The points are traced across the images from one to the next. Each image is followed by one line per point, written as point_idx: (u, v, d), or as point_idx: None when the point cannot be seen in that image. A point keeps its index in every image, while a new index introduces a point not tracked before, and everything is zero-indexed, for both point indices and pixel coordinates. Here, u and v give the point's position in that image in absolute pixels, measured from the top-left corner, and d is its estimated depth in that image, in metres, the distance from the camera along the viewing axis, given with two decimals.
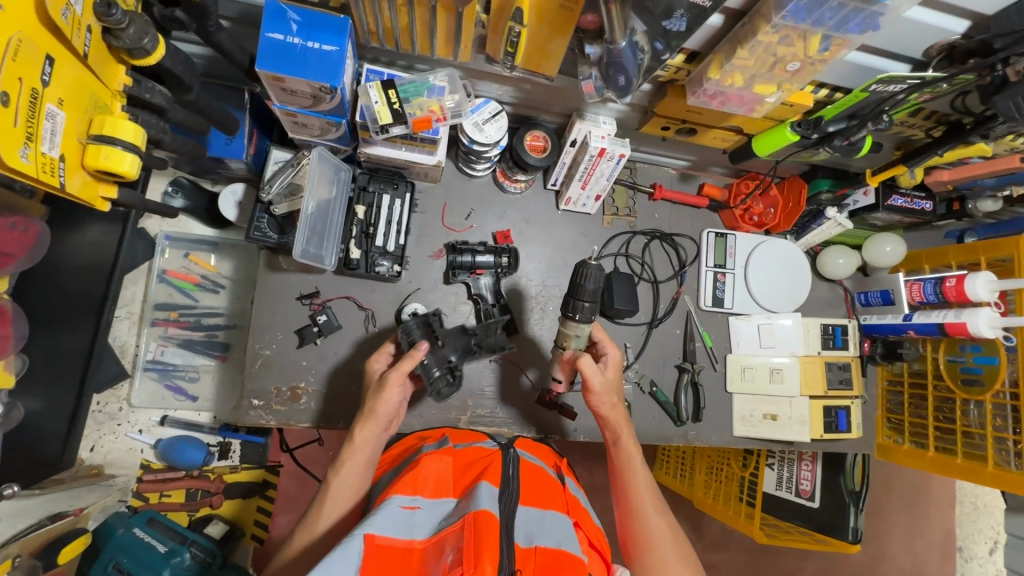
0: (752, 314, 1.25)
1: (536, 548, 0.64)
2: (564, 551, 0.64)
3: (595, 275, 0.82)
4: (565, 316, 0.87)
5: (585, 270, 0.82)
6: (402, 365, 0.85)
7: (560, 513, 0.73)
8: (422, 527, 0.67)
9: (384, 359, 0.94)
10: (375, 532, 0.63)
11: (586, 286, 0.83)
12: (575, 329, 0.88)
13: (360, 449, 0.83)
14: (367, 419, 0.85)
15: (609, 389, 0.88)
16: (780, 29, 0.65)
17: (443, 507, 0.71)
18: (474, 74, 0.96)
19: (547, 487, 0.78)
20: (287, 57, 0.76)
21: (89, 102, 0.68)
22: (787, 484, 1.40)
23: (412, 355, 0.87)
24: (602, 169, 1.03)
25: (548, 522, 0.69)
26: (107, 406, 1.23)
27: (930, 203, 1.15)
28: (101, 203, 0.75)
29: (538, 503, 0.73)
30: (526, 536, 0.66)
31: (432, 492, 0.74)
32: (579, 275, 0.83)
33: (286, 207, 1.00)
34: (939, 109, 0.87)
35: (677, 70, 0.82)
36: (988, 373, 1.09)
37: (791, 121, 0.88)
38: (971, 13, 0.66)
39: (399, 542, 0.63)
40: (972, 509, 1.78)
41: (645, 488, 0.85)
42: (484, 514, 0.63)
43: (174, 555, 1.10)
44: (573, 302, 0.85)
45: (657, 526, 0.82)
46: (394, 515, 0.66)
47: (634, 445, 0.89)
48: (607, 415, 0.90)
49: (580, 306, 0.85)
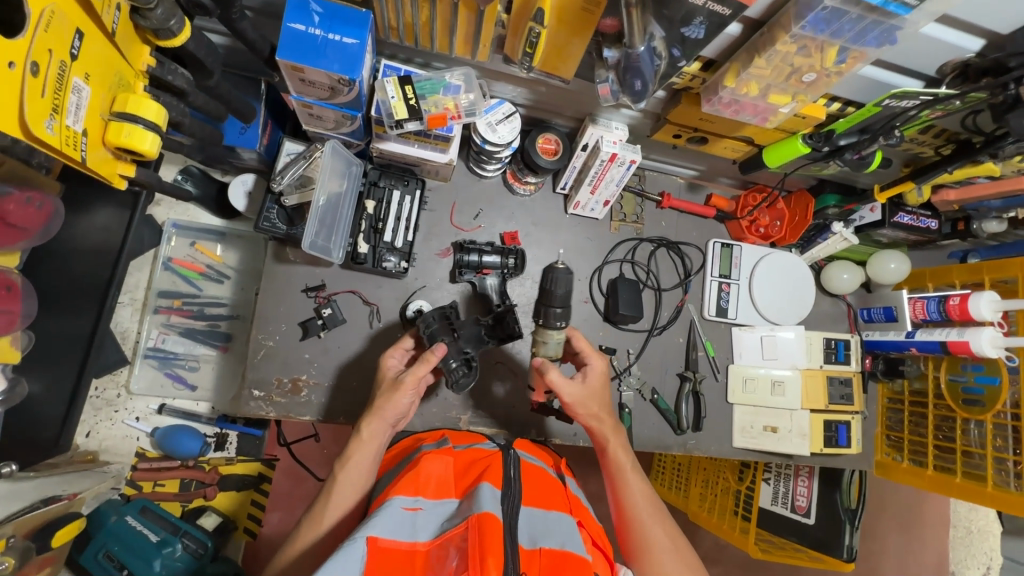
0: (755, 326, 1.26)
1: (540, 550, 0.64)
2: (568, 552, 0.64)
3: (562, 278, 0.83)
4: (539, 322, 0.93)
5: (555, 276, 0.92)
6: (416, 369, 0.84)
7: (564, 513, 0.74)
8: (425, 528, 0.67)
9: (401, 353, 0.93)
10: (378, 535, 0.62)
11: (557, 290, 0.91)
12: (552, 334, 0.94)
13: (367, 441, 0.83)
14: (373, 415, 0.84)
15: (588, 400, 0.86)
16: (798, 40, 0.66)
17: (444, 509, 0.71)
18: (491, 75, 0.97)
19: (549, 488, 0.79)
20: (308, 47, 0.76)
21: (113, 79, 0.68)
22: (783, 499, 1.40)
23: (427, 359, 0.85)
24: (613, 174, 1.04)
25: (552, 523, 0.70)
26: (105, 391, 1.22)
27: (935, 221, 1.17)
28: (118, 181, 0.75)
29: (541, 503, 0.74)
30: (529, 538, 0.67)
31: (434, 493, 0.74)
32: (549, 281, 0.91)
33: (297, 198, 1.00)
34: (950, 127, 0.88)
35: (693, 78, 0.83)
36: (989, 393, 1.09)
37: (803, 133, 0.89)
38: (987, 32, 0.67)
39: (402, 544, 0.62)
40: (965, 533, 1.78)
41: (640, 495, 0.84)
42: (488, 515, 0.63)
43: (166, 545, 1.12)
44: (545, 310, 0.92)
45: (655, 535, 0.80)
46: (396, 516, 0.66)
47: (624, 452, 0.87)
48: (591, 425, 0.88)
49: (552, 312, 0.92)
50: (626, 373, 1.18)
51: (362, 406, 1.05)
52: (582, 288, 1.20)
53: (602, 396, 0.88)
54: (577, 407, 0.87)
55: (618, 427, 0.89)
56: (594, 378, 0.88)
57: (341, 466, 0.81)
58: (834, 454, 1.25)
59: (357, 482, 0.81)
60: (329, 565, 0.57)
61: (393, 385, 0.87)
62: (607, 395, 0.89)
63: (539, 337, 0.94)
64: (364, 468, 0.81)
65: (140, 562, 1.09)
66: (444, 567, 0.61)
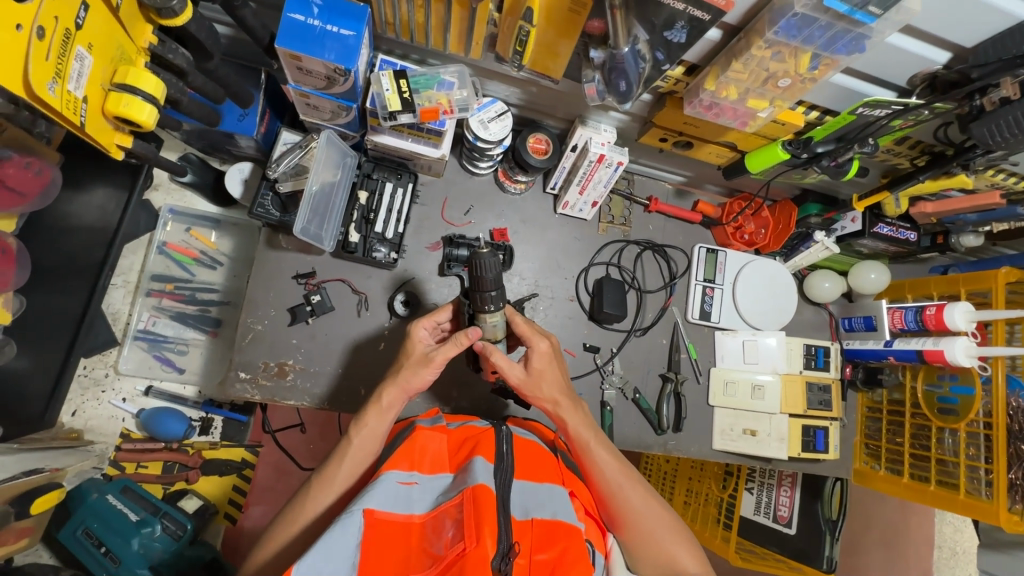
0: (737, 330, 1.28)
1: (533, 521, 0.68)
2: (559, 521, 0.69)
3: (491, 264, 0.76)
4: (475, 308, 0.82)
5: (482, 262, 0.76)
6: (448, 350, 0.84)
7: (556, 486, 0.77)
8: (420, 502, 0.71)
9: (430, 325, 0.92)
10: (375, 508, 0.67)
11: (486, 277, 0.77)
12: (492, 321, 0.83)
13: (387, 409, 0.86)
14: (396, 384, 0.87)
15: (540, 380, 0.87)
16: (772, 45, 0.70)
17: (439, 483, 0.75)
18: (484, 73, 1.00)
19: (543, 459, 0.82)
20: (307, 37, 0.79)
21: (115, 52, 0.71)
22: (765, 509, 1.43)
23: (460, 342, 0.84)
24: (601, 175, 1.07)
25: (543, 494, 0.73)
26: (93, 371, 1.24)
27: (914, 234, 1.19)
28: (115, 151, 0.77)
29: (533, 477, 0.77)
30: (522, 510, 0.70)
31: (429, 468, 0.78)
32: (475, 268, 0.77)
33: (291, 185, 1.03)
34: (923, 138, 0.92)
35: (676, 81, 0.86)
36: (964, 403, 1.10)
37: (783, 139, 0.92)
38: (952, 44, 0.71)
39: (398, 517, 0.67)
40: (950, 554, 1.65)
41: (609, 464, 0.85)
42: (482, 488, 0.67)
43: (146, 525, 1.12)
44: (478, 296, 0.80)
45: (632, 501, 0.83)
46: (392, 491, 0.70)
47: (585, 426, 0.87)
48: (546, 404, 0.88)
49: (487, 298, 0.80)
50: (609, 371, 1.20)
51: (345, 393, 1.07)
52: (569, 287, 1.22)
53: (551, 375, 0.87)
54: (526, 388, 0.87)
55: (575, 403, 0.88)
56: (539, 360, 0.87)
57: (355, 432, 0.84)
58: (812, 459, 1.26)
59: (369, 450, 0.84)
60: (329, 539, 0.62)
61: (424, 358, 0.88)
62: (557, 371, 0.88)
63: (478, 322, 0.85)
64: (377, 435, 0.84)
65: (119, 540, 1.11)
66: (439, 536, 0.65)
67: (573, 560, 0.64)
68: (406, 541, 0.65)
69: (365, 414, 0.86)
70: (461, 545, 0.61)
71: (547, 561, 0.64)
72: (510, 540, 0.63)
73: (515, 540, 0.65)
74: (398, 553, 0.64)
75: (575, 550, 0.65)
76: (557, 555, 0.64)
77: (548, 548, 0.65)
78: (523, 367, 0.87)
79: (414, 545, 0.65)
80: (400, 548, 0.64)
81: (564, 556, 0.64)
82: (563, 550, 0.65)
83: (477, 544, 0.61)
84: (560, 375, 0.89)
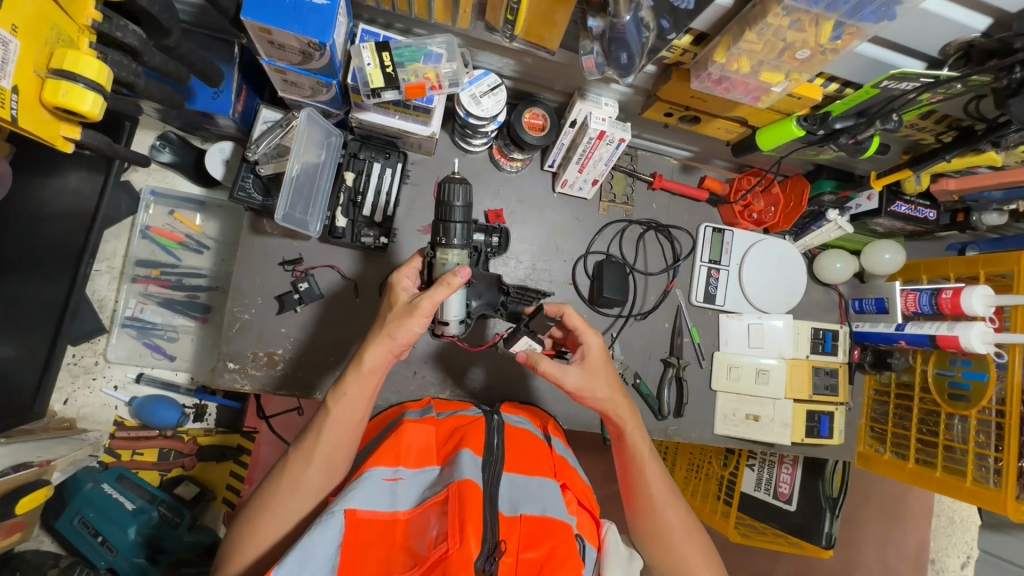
0: (743, 313, 1.23)
1: (520, 517, 0.66)
2: (549, 517, 0.67)
3: (461, 190, 0.81)
4: (436, 242, 0.83)
5: (452, 188, 0.81)
6: (434, 293, 0.76)
7: (547, 478, 0.74)
8: (406, 497, 0.69)
9: (411, 274, 0.87)
10: (357, 508, 0.65)
11: (455, 202, 0.81)
12: (451, 257, 0.83)
13: (369, 373, 0.80)
14: (382, 341, 0.79)
15: (596, 382, 0.87)
16: (791, 12, 0.63)
17: (426, 476, 0.73)
18: (475, 43, 0.93)
19: (533, 451, 0.80)
20: (276, 7, 0.72)
21: (49, 33, 0.65)
22: (766, 486, 1.38)
23: (448, 284, 0.76)
24: (602, 153, 1.00)
25: (534, 488, 0.71)
26: (83, 359, 1.23)
27: (933, 212, 1.12)
28: (63, 143, 0.72)
29: (523, 470, 0.75)
30: (510, 504, 0.68)
31: (415, 462, 0.75)
32: (444, 193, 0.81)
33: (272, 168, 0.97)
34: (951, 112, 0.85)
35: (682, 52, 0.79)
36: (976, 389, 1.06)
37: (798, 115, 0.85)
38: (993, 9, 0.64)
39: (381, 515, 0.65)
40: (947, 523, 1.67)
41: (656, 479, 0.88)
42: (468, 483, 0.65)
43: (142, 513, 1.14)
44: (442, 226, 0.82)
45: (670, 520, 0.85)
46: (375, 488, 0.68)
47: (640, 437, 0.90)
48: (605, 405, 0.89)
49: (450, 228, 0.82)
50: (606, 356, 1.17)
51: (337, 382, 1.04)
52: (567, 270, 1.17)
53: (601, 381, 0.88)
54: (583, 391, 0.87)
55: (631, 407, 0.90)
56: (592, 357, 0.88)
57: (334, 401, 0.79)
58: (816, 444, 1.24)
59: (348, 416, 0.78)
60: (308, 543, 0.61)
61: (408, 307, 0.79)
62: (609, 372, 0.89)
63: (438, 265, 0.85)
64: (358, 401, 0.79)
65: (116, 529, 1.12)
66: (423, 533, 0.63)
67: (562, 556, 0.62)
68: (391, 538, 0.64)
69: (342, 381, 0.80)
70: (444, 546, 0.59)
71: (535, 559, 0.62)
72: (495, 539, 0.61)
73: (503, 538, 0.64)
74: (381, 553, 0.62)
75: (566, 546, 0.63)
76: (545, 554, 0.62)
77: (535, 546, 0.63)
78: (577, 369, 0.87)
79: (399, 542, 0.63)
80: (383, 548, 0.63)
81: (553, 552, 0.63)
82: (552, 548, 0.63)
83: (461, 544, 0.58)
84: (613, 375, 0.89)
